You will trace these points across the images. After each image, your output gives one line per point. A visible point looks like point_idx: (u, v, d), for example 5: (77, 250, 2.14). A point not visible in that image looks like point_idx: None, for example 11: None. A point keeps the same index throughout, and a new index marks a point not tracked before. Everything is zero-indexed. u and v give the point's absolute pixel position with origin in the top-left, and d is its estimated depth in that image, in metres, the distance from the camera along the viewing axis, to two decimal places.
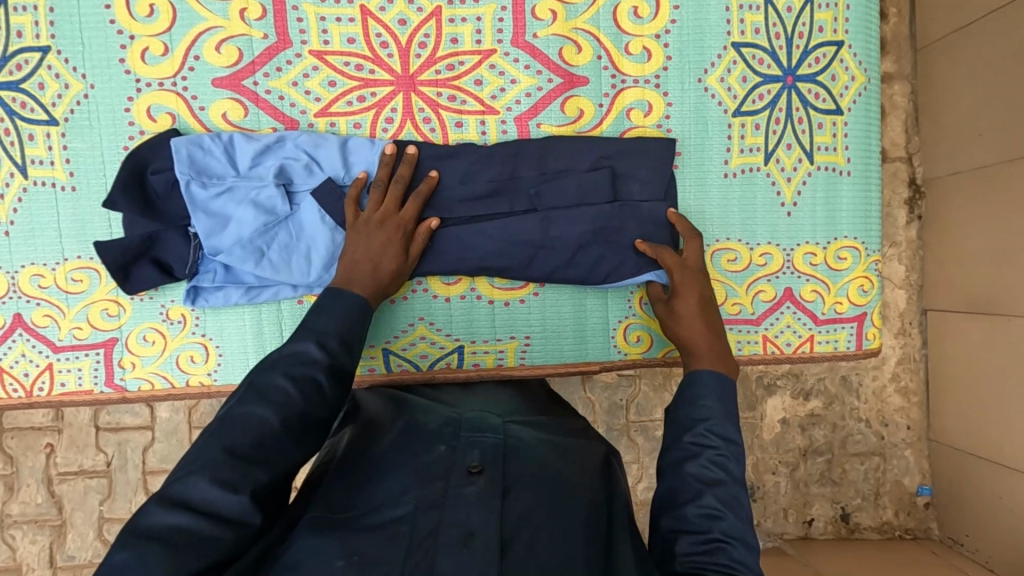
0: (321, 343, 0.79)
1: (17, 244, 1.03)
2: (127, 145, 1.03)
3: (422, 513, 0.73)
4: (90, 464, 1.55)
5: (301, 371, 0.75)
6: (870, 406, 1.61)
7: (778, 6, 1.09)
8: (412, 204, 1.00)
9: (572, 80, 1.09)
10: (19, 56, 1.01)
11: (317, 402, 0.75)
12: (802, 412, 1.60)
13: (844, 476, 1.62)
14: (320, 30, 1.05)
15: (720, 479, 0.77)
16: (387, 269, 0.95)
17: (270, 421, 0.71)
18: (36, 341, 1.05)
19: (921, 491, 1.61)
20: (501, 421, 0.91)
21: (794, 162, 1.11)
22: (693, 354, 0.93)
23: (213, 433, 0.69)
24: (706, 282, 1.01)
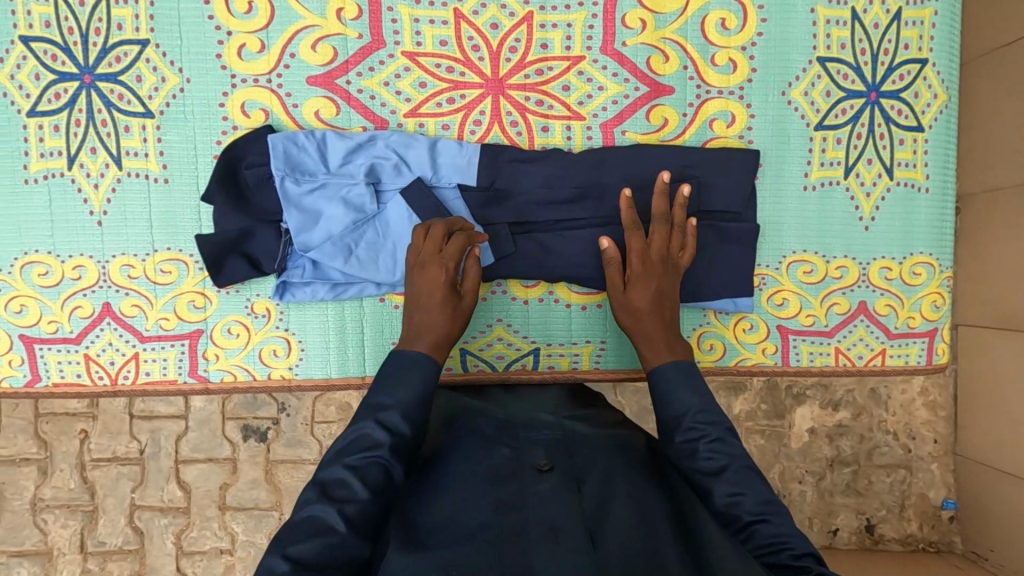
0: (381, 423, 0.78)
1: (109, 234, 1.04)
2: (220, 140, 1.05)
3: (503, 516, 0.68)
4: (124, 452, 1.30)
5: (362, 459, 0.74)
6: (897, 418, 1.34)
7: (865, 22, 1.10)
8: (460, 248, 0.94)
9: (659, 89, 1.10)
10: (119, 48, 1.02)
11: (380, 491, 0.73)
12: (830, 422, 1.35)
13: (868, 487, 1.35)
14: (413, 31, 1.06)
15: (724, 464, 0.77)
16: (441, 310, 0.89)
17: (337, 520, 0.68)
18: (124, 331, 1.06)
19: (944, 504, 1.35)
20: (553, 419, 0.88)
21: (874, 177, 1.12)
22: (642, 352, 0.92)
23: (282, 539, 0.67)
24: (662, 273, 0.97)
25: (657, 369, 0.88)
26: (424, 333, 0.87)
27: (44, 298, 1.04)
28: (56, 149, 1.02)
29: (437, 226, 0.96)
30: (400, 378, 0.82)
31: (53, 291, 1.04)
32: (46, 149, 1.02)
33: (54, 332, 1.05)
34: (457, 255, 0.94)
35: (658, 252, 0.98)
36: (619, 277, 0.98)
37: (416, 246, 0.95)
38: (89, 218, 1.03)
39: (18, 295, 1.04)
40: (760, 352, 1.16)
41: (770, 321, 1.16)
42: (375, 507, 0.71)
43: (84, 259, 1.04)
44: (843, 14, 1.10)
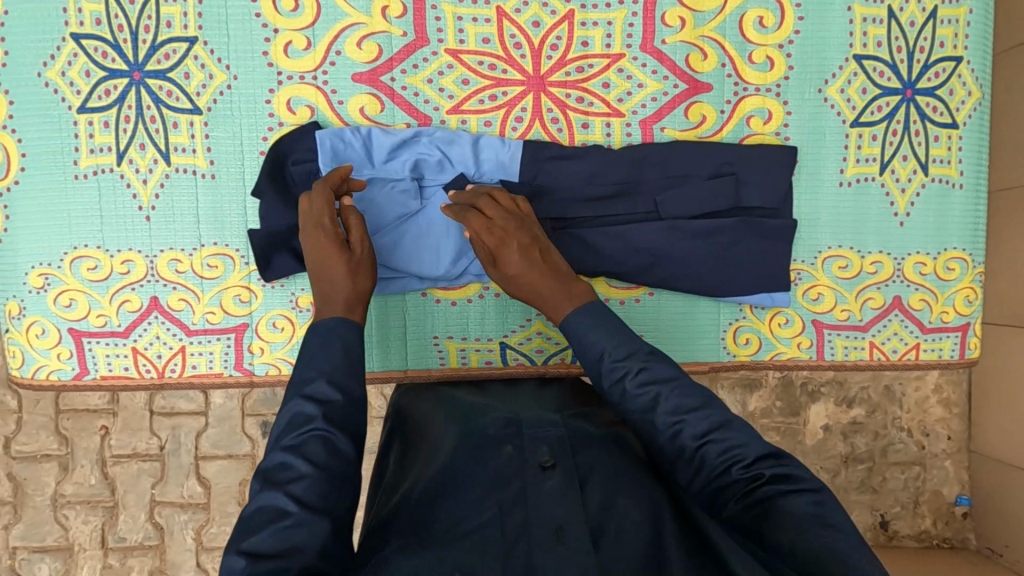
0: (309, 395, 0.75)
1: (157, 228, 1.06)
2: (266, 137, 1.06)
3: (506, 515, 0.72)
4: (143, 448, 1.47)
5: (298, 437, 0.72)
6: (912, 415, 1.52)
7: (901, 20, 1.11)
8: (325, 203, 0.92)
9: (697, 87, 1.12)
10: (168, 45, 1.03)
11: (326, 463, 0.71)
12: (845, 419, 1.52)
13: (884, 484, 1.54)
14: (457, 29, 1.07)
15: (658, 393, 0.78)
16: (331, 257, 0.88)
17: (284, 502, 0.67)
18: (171, 324, 1.07)
19: (959, 501, 1.52)
20: (560, 417, 0.88)
21: (909, 173, 1.14)
22: (549, 307, 0.88)
23: (235, 538, 0.66)
24: (511, 228, 0.92)
25: (568, 319, 0.85)
26: (334, 293, 0.86)
27: (92, 292, 1.06)
28: (105, 145, 1.03)
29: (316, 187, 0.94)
30: (319, 352, 0.80)
31: (101, 286, 1.06)
32: (96, 145, 1.03)
33: (102, 325, 1.07)
34: (332, 207, 0.92)
35: (496, 213, 0.93)
36: (493, 257, 0.93)
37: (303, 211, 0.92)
38: (137, 213, 1.05)
39: (68, 289, 1.06)
40: (795, 346, 1.18)
41: (805, 315, 1.17)
42: (323, 480, 0.69)
43: (133, 254, 1.06)
44: (880, 12, 1.11)
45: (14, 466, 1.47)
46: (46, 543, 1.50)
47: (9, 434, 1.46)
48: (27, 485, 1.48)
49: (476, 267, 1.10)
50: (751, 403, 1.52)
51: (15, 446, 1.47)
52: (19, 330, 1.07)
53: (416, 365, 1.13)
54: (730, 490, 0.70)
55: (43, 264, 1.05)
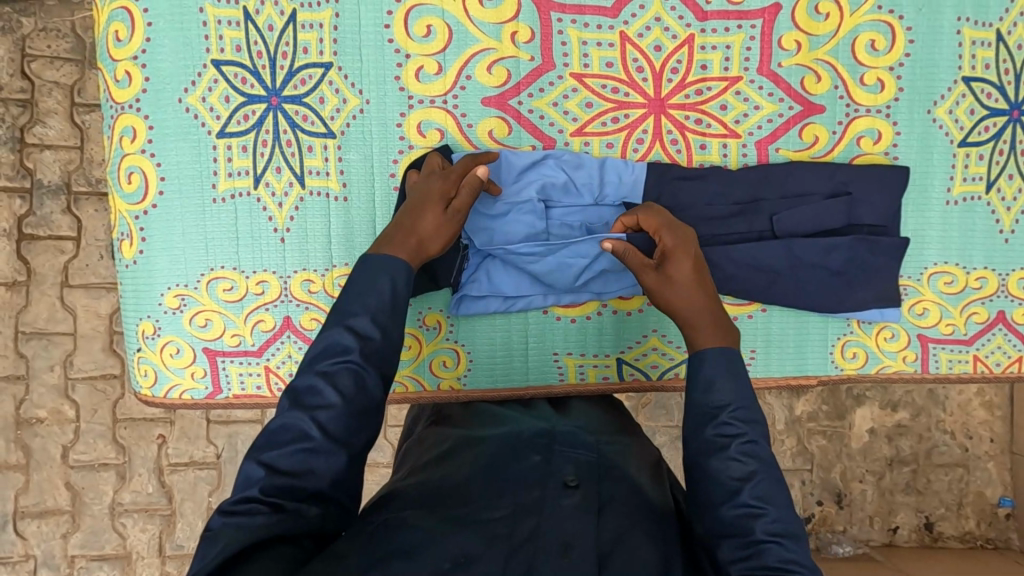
0: (349, 328, 0.77)
1: (291, 250, 1.08)
2: (397, 159, 1.08)
3: (521, 518, 0.74)
4: (201, 455, 1.68)
5: (331, 366, 0.74)
6: (955, 419, 1.76)
7: (1009, 43, 1.15)
8: (463, 165, 0.99)
9: (811, 108, 1.15)
10: (304, 71, 1.05)
11: (354, 397, 0.73)
12: (889, 422, 1.75)
13: (928, 486, 1.76)
14: (582, 53, 1.10)
15: (752, 471, 0.74)
16: (430, 206, 0.93)
17: (309, 428, 0.71)
18: (302, 343, 1.09)
19: (1002, 503, 1.77)
20: (595, 441, 0.91)
21: (1014, 191, 1.17)
22: (694, 336, 0.87)
23: (258, 446, 0.71)
24: (694, 242, 0.95)
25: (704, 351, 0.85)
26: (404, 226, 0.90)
27: (227, 312, 1.08)
28: (243, 168, 1.06)
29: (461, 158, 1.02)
30: (367, 286, 0.80)
31: (236, 306, 1.08)
32: (234, 169, 1.06)
33: (236, 344, 1.09)
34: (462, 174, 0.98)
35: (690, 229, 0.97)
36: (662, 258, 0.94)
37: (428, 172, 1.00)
38: (273, 235, 1.07)
39: (203, 309, 1.08)
40: (901, 360, 1.21)
41: (911, 330, 1.20)
42: (348, 413, 0.73)
43: (268, 274, 1.08)
44: (988, 35, 1.14)
45: (72, 475, 1.67)
46: (104, 551, 1.69)
47: (67, 443, 1.67)
48: (84, 494, 1.68)
49: (596, 286, 1.12)
50: (799, 408, 1.75)
51: (72, 455, 1.67)
52: (152, 350, 1.09)
53: (537, 381, 1.15)
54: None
55: (179, 285, 1.07)
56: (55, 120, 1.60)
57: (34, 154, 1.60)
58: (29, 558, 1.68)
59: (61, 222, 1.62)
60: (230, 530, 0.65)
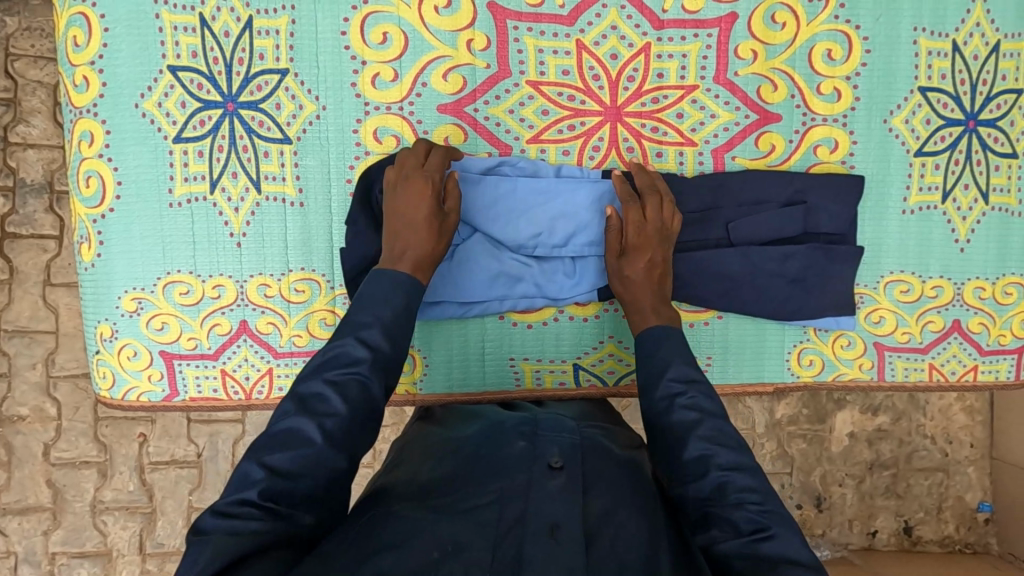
0: (359, 339, 0.80)
1: (247, 254, 1.09)
2: (353, 165, 1.09)
3: (506, 504, 0.74)
4: (183, 454, 1.69)
5: (341, 374, 0.77)
6: (936, 423, 1.77)
7: (966, 53, 1.15)
8: (438, 164, 0.98)
9: (767, 117, 1.15)
10: (260, 77, 1.06)
11: (359, 404, 0.76)
12: (870, 427, 1.76)
13: (908, 491, 1.77)
14: (538, 61, 1.10)
15: (699, 419, 0.81)
16: (425, 227, 0.93)
17: (313, 432, 0.72)
18: (259, 347, 1.10)
19: (981, 508, 1.77)
20: (577, 424, 0.94)
21: (971, 202, 1.18)
22: (639, 314, 0.98)
23: (260, 447, 0.71)
24: (655, 241, 1.02)
25: (649, 329, 0.94)
26: (406, 253, 0.90)
27: (184, 316, 1.09)
28: (199, 173, 1.07)
29: (418, 144, 1.00)
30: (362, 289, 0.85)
31: (193, 310, 1.09)
32: (191, 174, 1.07)
33: (192, 348, 1.10)
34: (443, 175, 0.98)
35: (656, 224, 1.02)
36: (623, 244, 1.02)
37: (394, 175, 0.97)
38: (229, 239, 1.08)
39: (160, 313, 1.09)
40: (857, 367, 1.21)
41: (867, 338, 1.20)
42: (352, 421, 0.75)
43: (224, 279, 1.09)
44: (945, 46, 1.15)
45: (53, 473, 1.68)
46: (85, 548, 1.71)
47: (49, 441, 1.68)
48: (66, 492, 1.69)
49: (553, 292, 1.12)
50: (779, 411, 1.76)
51: (54, 453, 1.68)
52: (110, 353, 1.10)
53: (494, 385, 1.17)
54: (732, 520, 0.73)
55: (136, 288, 1.08)
56: (39, 120, 1.61)
57: (18, 153, 1.61)
58: (10, 555, 1.70)
59: (45, 220, 1.63)
60: (223, 534, 0.65)
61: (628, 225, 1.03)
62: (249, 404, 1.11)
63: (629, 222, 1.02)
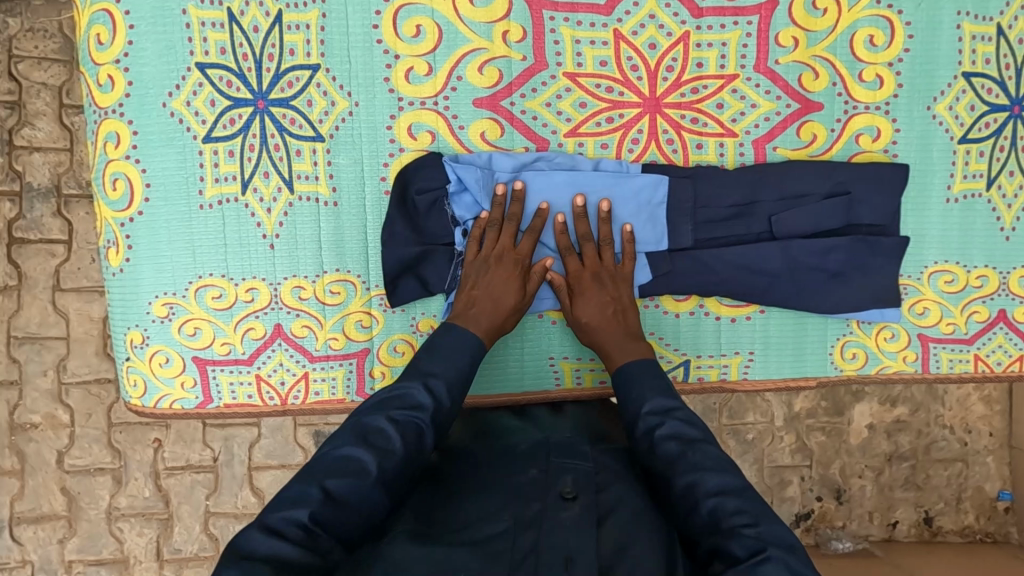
0: (426, 387, 0.85)
1: (281, 256, 1.06)
2: (387, 163, 1.06)
3: (520, 532, 0.75)
4: (198, 459, 1.66)
5: (403, 415, 0.81)
6: (954, 413, 1.75)
7: (1010, 37, 1.13)
8: (531, 241, 1.02)
9: (808, 106, 1.13)
10: (291, 73, 1.03)
11: (414, 451, 0.79)
12: (887, 418, 1.74)
13: (927, 482, 1.76)
14: (575, 52, 1.07)
15: (680, 449, 0.80)
16: (506, 305, 0.98)
17: (370, 464, 0.74)
18: (294, 351, 1.07)
19: (1001, 497, 1.76)
20: (592, 449, 0.90)
21: (1016, 189, 1.15)
22: (608, 355, 0.97)
23: (318, 471, 0.73)
24: (598, 286, 1.03)
25: (621, 370, 0.93)
26: (481, 321, 0.96)
27: (217, 321, 1.06)
28: (230, 174, 1.04)
29: (514, 214, 1.03)
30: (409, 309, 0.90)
31: (225, 314, 1.06)
32: (221, 174, 1.04)
33: (226, 353, 1.07)
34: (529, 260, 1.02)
35: (594, 269, 1.04)
36: (567, 294, 1.04)
37: (485, 250, 1.01)
38: (262, 241, 1.05)
39: (192, 318, 1.06)
40: (901, 360, 1.19)
41: (911, 329, 1.18)
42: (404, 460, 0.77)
43: (258, 282, 1.06)
44: (989, 29, 1.12)
45: (67, 480, 1.65)
46: (102, 556, 1.68)
47: (62, 448, 1.65)
48: (80, 499, 1.66)
49: None
50: (797, 404, 1.74)
51: (67, 461, 1.65)
52: (141, 359, 1.07)
53: (533, 385, 1.14)
54: (728, 550, 0.70)
55: (167, 293, 1.05)
56: (44, 122, 1.57)
57: (23, 156, 1.57)
58: (26, 564, 1.67)
59: (52, 224, 1.59)
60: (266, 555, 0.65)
61: (569, 274, 1.05)
62: (276, 410, 1.08)
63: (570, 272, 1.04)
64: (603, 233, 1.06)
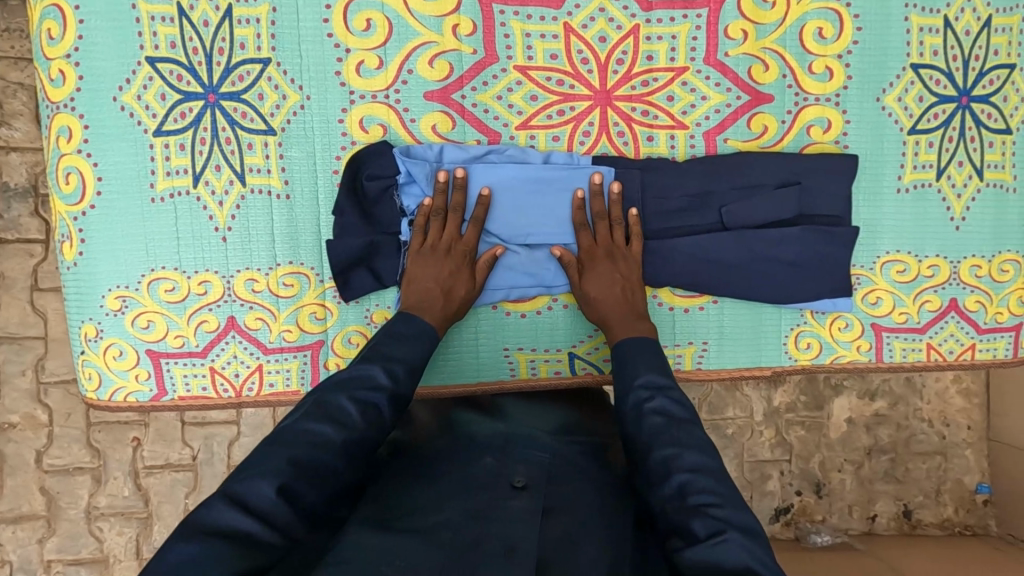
0: (388, 368, 0.84)
1: (234, 249, 1.06)
2: (339, 155, 1.07)
3: (467, 522, 0.74)
4: (177, 458, 1.67)
5: (365, 395, 0.80)
6: (933, 406, 1.76)
7: (957, 29, 1.14)
8: (474, 231, 1.05)
9: (759, 98, 1.14)
10: (242, 67, 1.04)
11: (374, 429, 0.79)
12: (867, 412, 1.75)
13: (908, 475, 1.77)
14: (525, 46, 1.08)
15: (665, 423, 0.81)
16: (453, 294, 1.01)
17: (332, 441, 0.74)
18: (248, 343, 1.08)
19: (980, 490, 1.77)
20: (555, 443, 0.93)
21: (965, 178, 1.17)
22: (610, 330, 1.00)
23: (283, 445, 0.73)
24: (608, 264, 1.05)
25: (620, 345, 0.96)
26: (430, 308, 0.98)
27: (170, 313, 1.07)
28: (181, 167, 1.04)
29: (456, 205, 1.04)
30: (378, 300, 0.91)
31: (179, 307, 1.07)
32: (172, 167, 1.04)
33: (180, 346, 1.08)
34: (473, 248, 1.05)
35: (606, 248, 1.06)
36: (577, 269, 1.07)
37: (432, 239, 1.03)
38: (214, 234, 1.06)
39: (146, 311, 1.07)
40: (855, 349, 1.20)
41: (865, 319, 1.19)
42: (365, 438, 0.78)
43: (210, 274, 1.06)
44: (936, 22, 1.14)
45: (46, 480, 1.66)
46: (81, 555, 1.68)
47: (42, 448, 1.65)
48: (60, 499, 1.67)
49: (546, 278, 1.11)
50: (777, 399, 1.74)
51: (47, 460, 1.65)
52: (96, 353, 1.08)
53: (488, 376, 1.15)
54: (688, 527, 0.71)
55: (120, 286, 1.06)
56: (20, 122, 1.56)
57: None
58: (4, 565, 1.67)
59: (30, 225, 1.59)
60: (228, 530, 0.65)
61: (582, 249, 1.07)
62: (232, 403, 1.09)
63: (584, 247, 1.07)
64: (615, 213, 1.07)
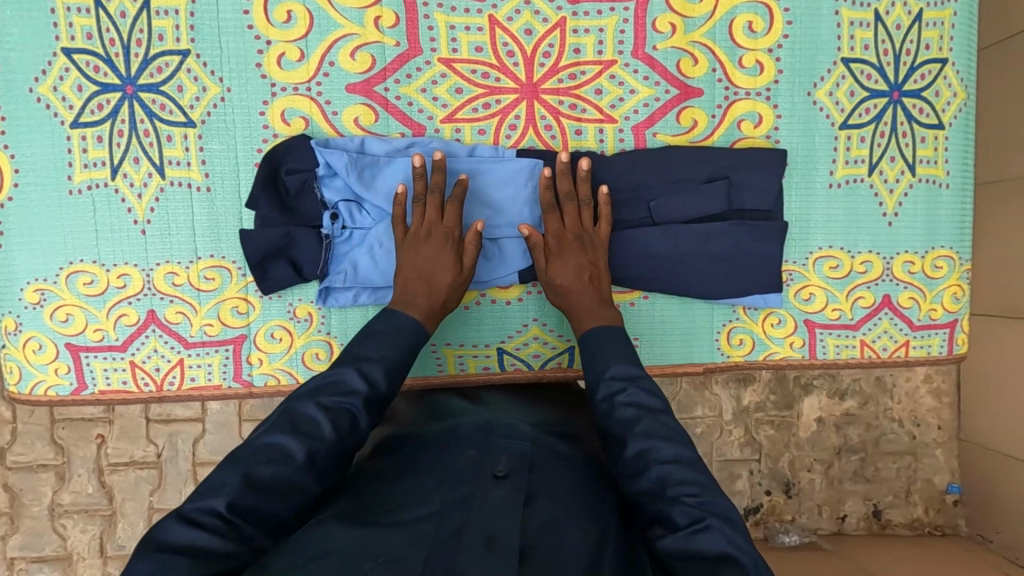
0: (362, 372, 0.76)
1: (153, 242, 1.06)
2: (260, 148, 1.06)
3: (446, 513, 0.66)
4: None
5: (336, 402, 0.73)
6: (904, 406, 1.56)
7: (887, 23, 1.13)
8: (456, 211, 0.98)
9: (688, 91, 1.13)
10: (160, 59, 1.03)
11: (347, 438, 0.73)
12: (837, 412, 1.57)
13: (877, 474, 1.58)
14: (449, 38, 1.08)
15: (639, 413, 0.76)
16: (438, 281, 0.92)
17: (295, 452, 0.69)
18: (168, 337, 1.08)
19: (950, 489, 1.57)
20: (534, 429, 0.83)
21: (897, 173, 1.16)
22: (576, 320, 0.92)
23: (246, 458, 0.68)
24: (578, 249, 0.99)
25: (588, 334, 0.88)
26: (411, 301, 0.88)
27: (89, 307, 1.06)
28: (99, 159, 1.04)
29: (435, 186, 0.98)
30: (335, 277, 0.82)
31: (98, 300, 1.06)
32: (90, 159, 1.04)
33: (100, 339, 1.07)
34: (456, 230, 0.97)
35: (576, 231, 1.01)
36: (543, 254, 1.01)
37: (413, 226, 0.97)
38: (134, 227, 1.05)
39: (64, 304, 1.06)
40: (788, 345, 1.19)
41: (797, 315, 1.18)
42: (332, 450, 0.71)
43: (129, 267, 1.06)
44: (866, 16, 1.13)
45: None
46: None
47: None
48: (22, 496, 1.50)
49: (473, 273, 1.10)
50: (746, 398, 1.55)
51: (8, 457, 1.50)
52: (15, 346, 1.07)
53: (415, 371, 1.14)
54: (669, 516, 0.67)
55: (38, 279, 1.05)
56: None
57: None
58: None
59: None
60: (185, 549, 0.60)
61: (549, 234, 1.01)
62: (156, 396, 1.09)
63: (552, 232, 1.01)
64: (583, 193, 1.04)
